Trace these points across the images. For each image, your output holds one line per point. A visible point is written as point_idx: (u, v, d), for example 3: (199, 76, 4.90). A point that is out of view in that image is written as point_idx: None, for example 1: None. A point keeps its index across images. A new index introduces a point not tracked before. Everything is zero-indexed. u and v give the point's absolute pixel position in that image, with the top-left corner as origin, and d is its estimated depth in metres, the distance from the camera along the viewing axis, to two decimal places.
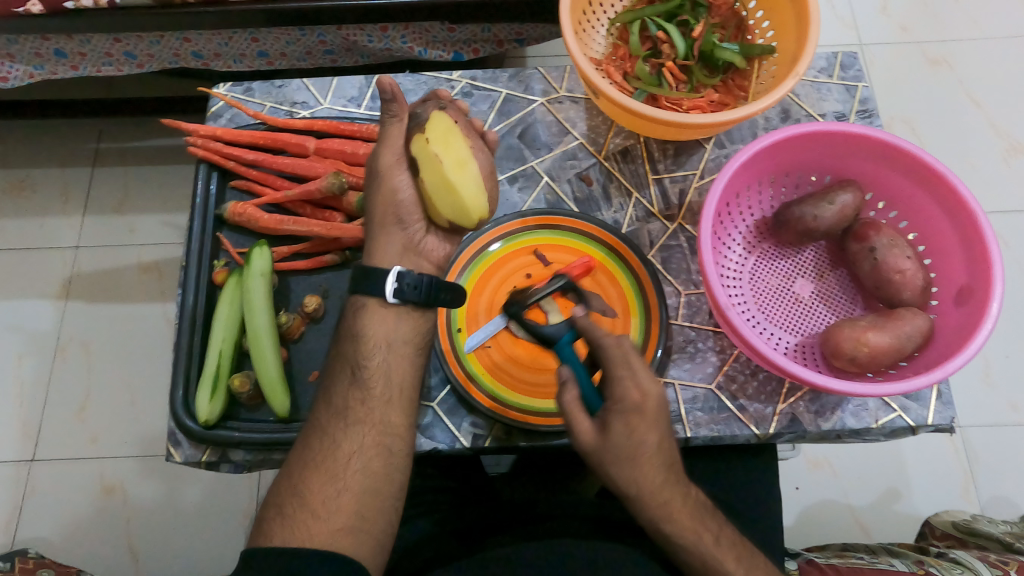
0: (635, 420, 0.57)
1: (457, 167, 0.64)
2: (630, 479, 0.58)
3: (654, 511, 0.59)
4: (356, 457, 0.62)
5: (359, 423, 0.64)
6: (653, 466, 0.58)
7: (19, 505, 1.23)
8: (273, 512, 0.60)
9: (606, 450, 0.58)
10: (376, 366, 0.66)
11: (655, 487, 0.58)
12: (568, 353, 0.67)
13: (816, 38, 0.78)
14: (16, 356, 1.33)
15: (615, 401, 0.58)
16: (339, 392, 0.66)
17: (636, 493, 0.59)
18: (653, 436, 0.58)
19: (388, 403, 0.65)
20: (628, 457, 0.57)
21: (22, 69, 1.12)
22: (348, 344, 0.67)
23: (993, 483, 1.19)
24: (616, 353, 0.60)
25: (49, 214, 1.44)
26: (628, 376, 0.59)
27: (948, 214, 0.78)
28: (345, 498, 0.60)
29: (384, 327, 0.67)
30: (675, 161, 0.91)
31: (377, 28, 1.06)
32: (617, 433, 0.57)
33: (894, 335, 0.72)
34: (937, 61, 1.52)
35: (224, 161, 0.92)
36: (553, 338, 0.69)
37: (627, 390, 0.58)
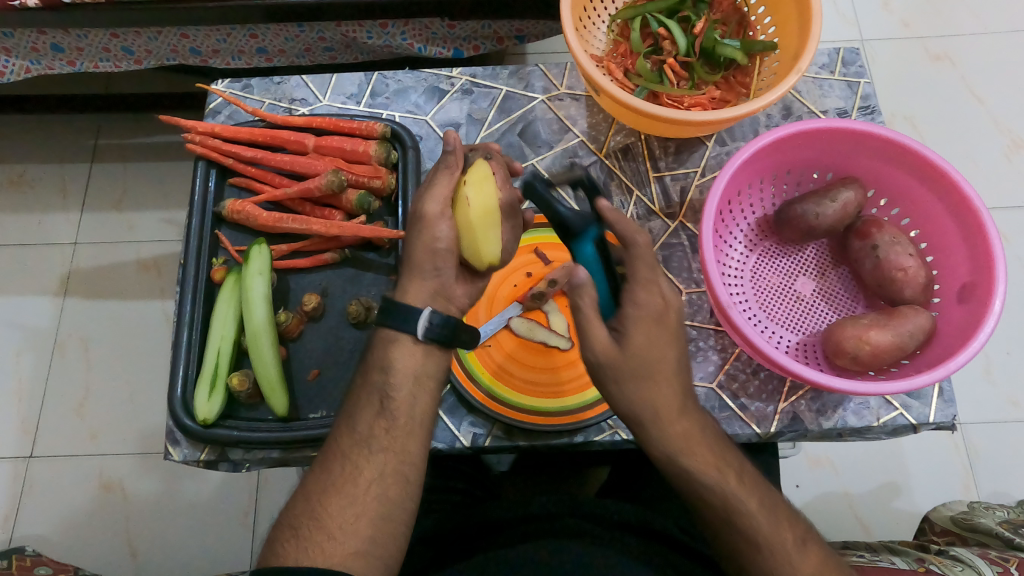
0: (656, 328, 0.57)
1: (482, 213, 0.63)
2: (648, 397, 0.57)
3: (672, 442, 0.58)
4: (376, 484, 0.60)
5: (382, 451, 0.61)
6: (670, 384, 0.57)
7: (17, 502, 1.23)
8: (287, 533, 0.59)
9: (625, 360, 0.56)
10: (403, 399, 0.62)
11: (671, 406, 0.57)
12: (588, 250, 0.62)
13: (819, 36, 0.78)
14: (14, 352, 1.33)
15: (636, 308, 0.57)
16: (364, 419, 0.62)
17: (650, 411, 0.57)
18: (672, 351, 0.58)
19: (412, 434, 0.62)
20: (647, 370, 0.57)
21: (18, 63, 1.12)
22: (375, 373, 0.63)
23: (992, 479, 1.19)
24: (645, 256, 0.59)
25: (47, 210, 1.43)
26: (653, 283, 0.59)
27: (951, 211, 0.77)
28: (361, 522, 0.58)
29: (412, 360, 0.63)
30: (676, 159, 0.90)
31: (376, 24, 1.05)
32: (636, 342, 0.57)
33: (896, 334, 0.71)
34: (938, 57, 1.51)
35: (223, 158, 0.91)
36: (579, 228, 0.62)
37: (648, 298, 0.58)
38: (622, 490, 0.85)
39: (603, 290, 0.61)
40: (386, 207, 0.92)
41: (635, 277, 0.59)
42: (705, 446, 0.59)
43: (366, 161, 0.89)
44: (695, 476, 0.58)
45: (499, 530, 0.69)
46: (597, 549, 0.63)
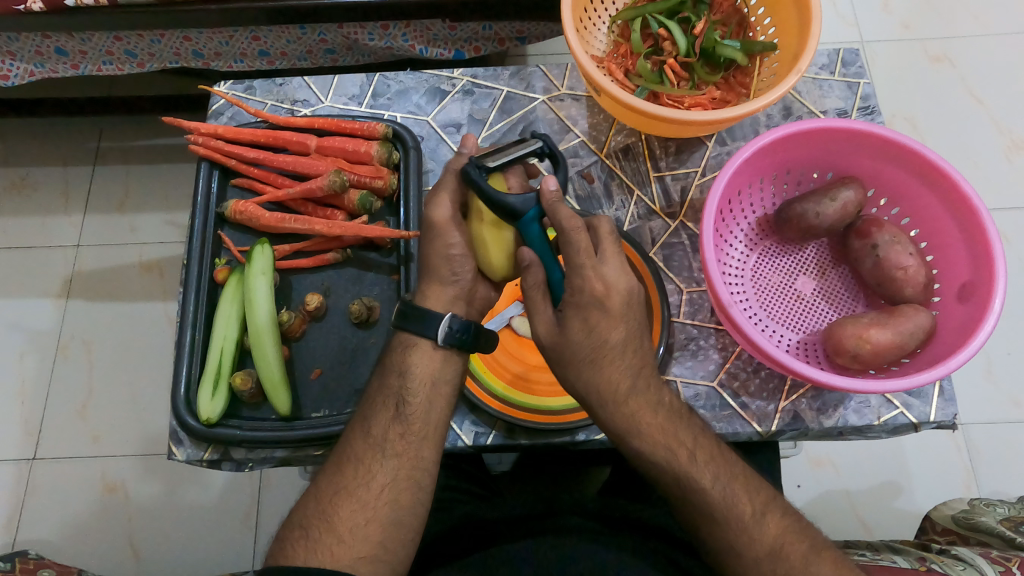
0: (594, 314, 0.59)
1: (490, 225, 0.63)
2: (590, 380, 0.60)
3: (620, 421, 0.61)
4: (388, 489, 0.60)
5: (395, 456, 0.61)
6: (615, 365, 0.60)
7: (19, 504, 1.23)
8: (297, 533, 0.60)
9: (563, 345, 0.60)
10: (420, 404, 0.63)
11: (616, 387, 0.60)
12: (532, 232, 0.60)
13: (818, 35, 0.78)
14: (17, 354, 1.33)
15: (573, 294, 0.59)
16: (379, 423, 0.63)
17: (594, 392, 0.61)
18: (616, 330, 0.60)
19: (426, 439, 0.63)
20: (587, 354, 0.60)
21: (23, 67, 1.12)
22: (393, 377, 0.64)
23: (994, 479, 1.19)
24: (578, 241, 0.59)
25: (50, 213, 1.44)
26: (590, 268, 0.59)
27: (951, 210, 0.78)
28: (371, 527, 0.58)
29: (431, 365, 0.64)
30: (677, 159, 0.90)
31: (377, 26, 1.06)
32: (574, 329, 0.59)
33: (896, 332, 0.72)
34: (938, 58, 1.51)
35: (226, 159, 0.92)
36: (518, 210, 0.59)
37: (585, 282, 0.59)
38: (623, 489, 0.85)
39: (554, 273, 0.61)
40: (387, 207, 0.92)
41: (570, 262, 0.59)
42: (657, 424, 0.61)
43: (368, 161, 0.90)
44: (645, 455, 0.60)
45: (503, 529, 0.69)
46: (600, 548, 0.63)
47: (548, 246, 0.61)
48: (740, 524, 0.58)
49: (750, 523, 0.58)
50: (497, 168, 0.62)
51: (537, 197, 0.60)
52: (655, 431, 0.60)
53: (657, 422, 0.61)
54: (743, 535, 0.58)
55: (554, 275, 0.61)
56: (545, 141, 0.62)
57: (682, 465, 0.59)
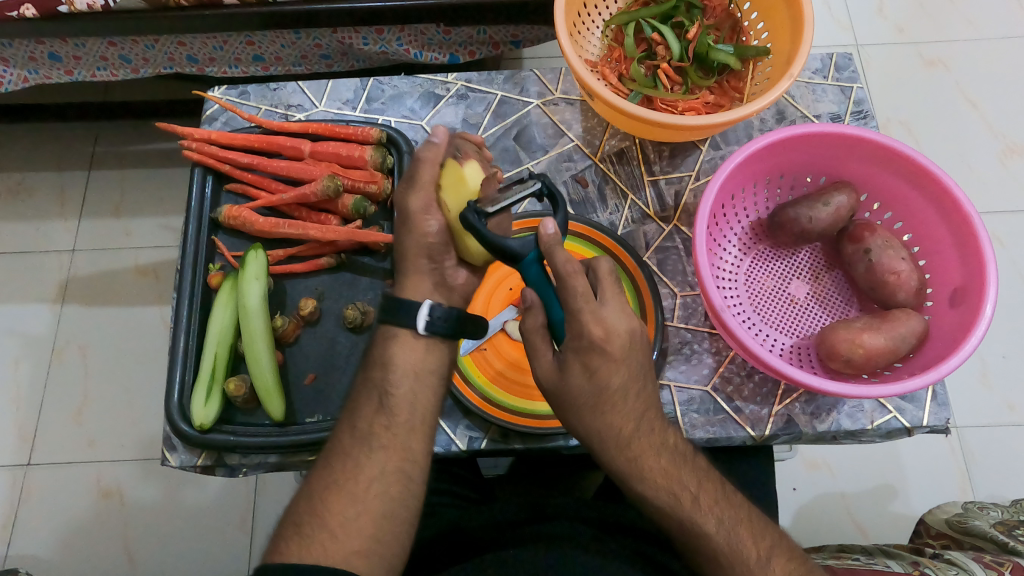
0: (594, 359, 0.58)
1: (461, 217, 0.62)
2: (592, 425, 0.60)
3: (624, 466, 0.60)
4: (377, 482, 0.60)
5: (382, 449, 0.61)
6: (619, 410, 0.59)
7: (15, 509, 1.23)
8: (290, 530, 0.59)
9: (563, 389, 0.60)
10: (403, 394, 0.63)
11: (618, 431, 0.60)
12: (533, 273, 0.59)
13: (811, 40, 0.78)
14: (12, 360, 1.33)
15: (573, 339, 0.58)
16: (364, 416, 0.63)
17: (596, 436, 0.60)
18: (618, 375, 0.59)
19: (413, 430, 0.62)
20: (589, 400, 0.59)
21: (17, 73, 1.12)
22: (376, 369, 0.64)
23: (989, 482, 1.19)
24: (577, 286, 0.57)
25: (45, 219, 1.44)
26: (591, 312, 0.57)
27: (943, 215, 0.78)
28: (362, 521, 0.58)
29: (413, 355, 0.63)
30: (671, 163, 0.91)
31: (372, 30, 1.06)
32: (575, 376, 0.59)
33: (888, 337, 0.72)
34: (933, 62, 1.52)
35: (220, 165, 0.92)
36: (517, 254, 0.58)
37: (586, 328, 0.57)
38: (619, 492, 0.85)
39: (554, 312, 0.59)
40: (381, 212, 0.92)
41: (569, 307, 0.57)
42: (660, 467, 0.60)
43: (362, 166, 0.90)
44: (648, 498, 0.60)
45: (498, 535, 0.69)
46: (591, 550, 0.64)
47: (549, 285, 0.59)
48: (729, 523, 0.60)
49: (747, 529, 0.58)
50: (496, 213, 0.60)
51: (536, 239, 0.59)
52: (658, 475, 0.60)
53: (660, 466, 0.60)
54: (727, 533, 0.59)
55: (555, 315, 0.60)
56: (543, 182, 0.60)
57: (684, 511, 0.59)
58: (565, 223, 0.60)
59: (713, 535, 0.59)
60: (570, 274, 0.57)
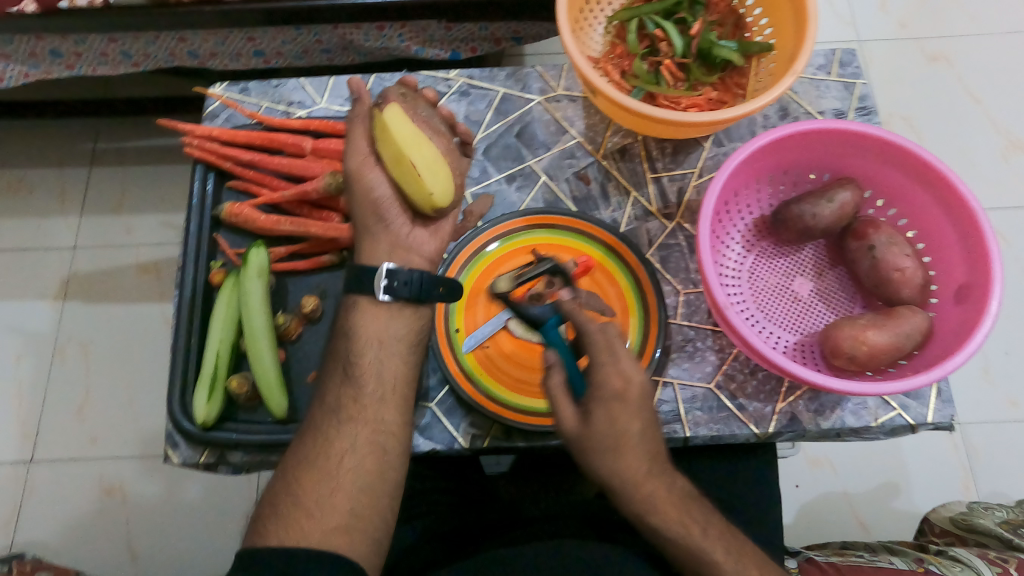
0: (616, 406, 0.59)
1: (395, 163, 0.63)
2: (612, 469, 0.59)
3: (639, 505, 0.60)
4: (349, 454, 0.60)
5: (351, 421, 0.62)
6: (636, 453, 0.59)
7: (18, 506, 1.23)
8: (267, 512, 0.59)
9: (587, 437, 0.59)
10: (369, 362, 0.64)
11: (636, 473, 0.59)
12: (553, 337, 0.66)
13: (814, 36, 0.78)
14: (14, 357, 1.33)
15: (595, 389, 0.60)
16: (332, 390, 0.64)
17: (614, 481, 0.59)
18: (637, 423, 0.59)
19: (382, 400, 0.63)
20: (610, 444, 0.59)
21: (18, 69, 1.12)
22: (341, 343, 0.65)
23: (992, 479, 1.19)
24: (598, 340, 0.61)
25: (46, 215, 1.43)
26: (610, 362, 0.60)
27: (948, 212, 0.77)
28: (337, 496, 0.59)
29: (376, 323, 0.65)
30: (673, 160, 0.90)
31: (374, 27, 1.06)
32: (598, 421, 0.59)
33: (893, 334, 0.71)
34: (935, 57, 1.51)
35: (221, 161, 0.92)
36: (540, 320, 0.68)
37: (608, 376, 0.59)
38: None
39: (572, 368, 0.63)
40: None
41: (591, 359, 0.61)
42: (672, 503, 0.60)
43: None
44: (661, 531, 0.59)
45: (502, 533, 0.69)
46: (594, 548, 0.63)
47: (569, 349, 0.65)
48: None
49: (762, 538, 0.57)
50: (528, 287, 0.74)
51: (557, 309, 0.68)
52: (670, 507, 0.60)
53: (672, 501, 0.60)
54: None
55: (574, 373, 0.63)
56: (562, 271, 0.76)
57: (695, 540, 0.59)
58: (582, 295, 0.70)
59: (721, 564, 0.58)
60: (594, 330, 0.61)
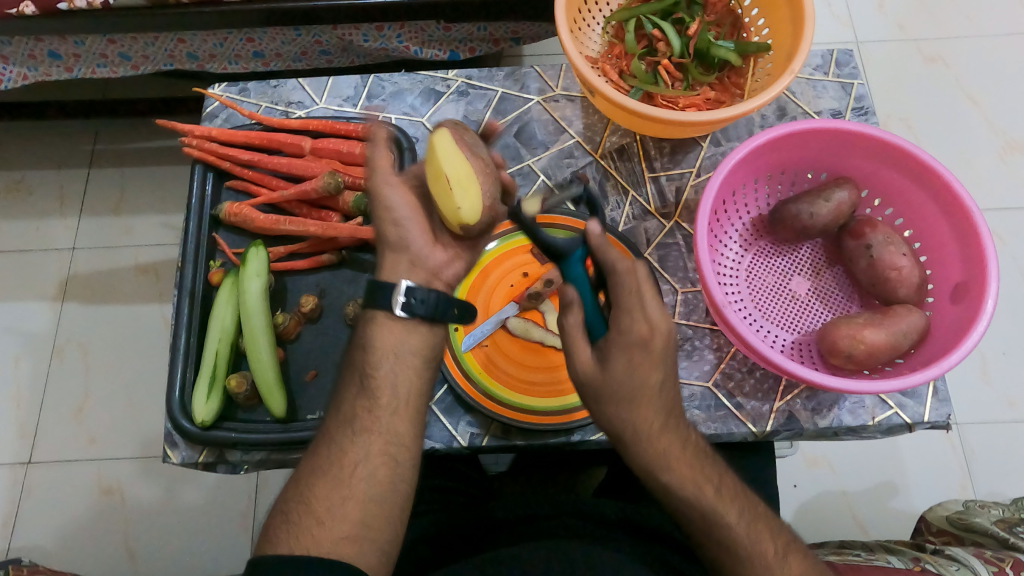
0: (638, 353, 0.58)
1: (432, 177, 0.62)
2: (626, 418, 0.58)
3: (652, 461, 0.59)
4: (362, 465, 0.59)
5: (366, 432, 0.61)
6: (653, 405, 0.58)
7: (16, 507, 1.23)
8: (278, 518, 0.59)
9: (604, 382, 0.58)
10: (384, 375, 0.62)
11: (651, 425, 0.59)
12: (576, 272, 0.63)
13: (811, 36, 0.78)
14: (13, 358, 1.33)
15: (619, 334, 0.58)
16: (348, 399, 0.63)
17: (628, 431, 0.59)
18: (657, 374, 0.58)
19: (396, 413, 0.62)
20: (626, 392, 0.58)
21: (17, 70, 1.12)
22: (358, 352, 0.64)
23: (989, 478, 1.19)
24: (628, 283, 0.60)
25: (44, 216, 1.44)
26: (638, 309, 0.58)
27: (944, 212, 0.78)
28: (349, 506, 0.58)
29: (392, 337, 0.63)
30: (672, 160, 0.91)
31: (373, 27, 1.06)
32: (618, 367, 0.58)
33: (890, 333, 0.72)
34: (932, 58, 1.52)
35: (220, 162, 0.92)
36: (564, 251, 0.63)
37: (634, 322, 0.58)
38: (620, 489, 0.85)
39: (594, 313, 0.62)
40: None
41: (619, 303, 0.59)
42: (687, 463, 0.59)
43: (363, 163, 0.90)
44: (675, 491, 0.59)
45: (501, 532, 0.69)
46: (595, 548, 0.63)
47: (590, 286, 0.63)
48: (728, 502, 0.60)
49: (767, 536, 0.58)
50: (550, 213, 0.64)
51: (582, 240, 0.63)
52: (683, 467, 0.59)
53: (686, 462, 0.59)
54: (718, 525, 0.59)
55: (593, 315, 0.62)
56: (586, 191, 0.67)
57: (708, 504, 0.59)
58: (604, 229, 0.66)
59: (734, 526, 0.59)
60: (623, 271, 0.60)
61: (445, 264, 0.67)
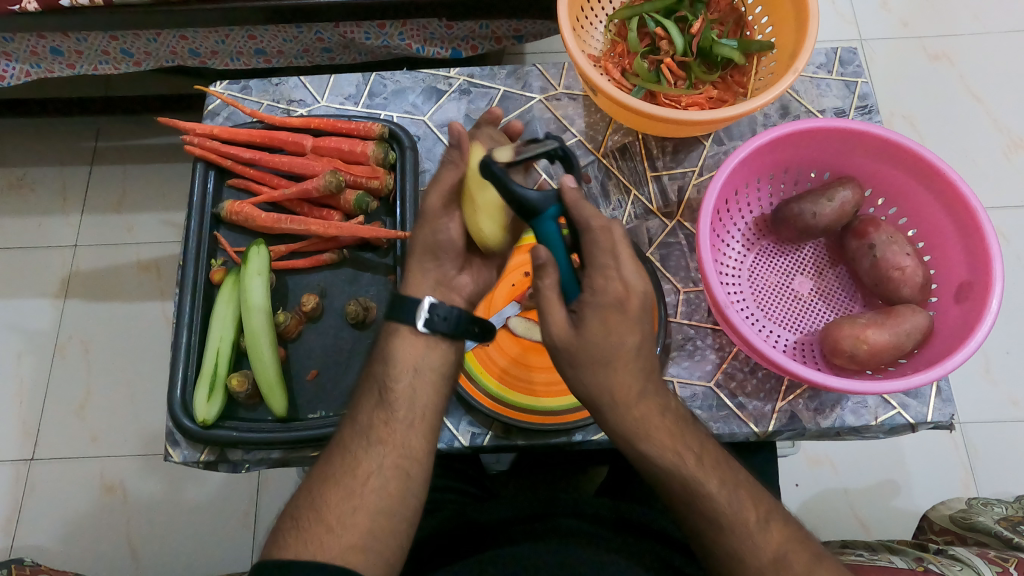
0: (613, 315, 0.58)
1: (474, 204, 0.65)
2: (603, 382, 0.59)
3: (629, 426, 0.60)
4: (376, 476, 0.60)
5: (380, 443, 0.61)
6: (629, 368, 0.59)
7: (18, 505, 1.23)
8: (287, 524, 0.59)
9: (580, 346, 0.58)
10: (403, 389, 0.63)
11: (627, 389, 0.59)
12: (549, 230, 0.58)
13: (815, 34, 0.78)
14: (15, 355, 1.33)
15: (594, 295, 0.58)
16: (365, 411, 0.63)
17: (605, 395, 0.59)
18: (632, 336, 0.59)
19: (411, 426, 0.62)
20: (602, 356, 0.58)
21: (19, 67, 1.12)
22: (377, 365, 0.65)
23: (992, 477, 1.19)
24: (603, 241, 0.58)
25: (47, 214, 1.44)
26: (612, 269, 0.58)
27: (948, 211, 0.77)
28: (358, 515, 0.58)
29: (413, 352, 0.64)
30: (674, 158, 0.90)
31: (374, 25, 1.06)
32: (593, 330, 0.58)
33: (893, 333, 0.72)
34: (937, 56, 1.51)
35: (222, 159, 0.92)
36: (538, 207, 0.57)
37: (607, 283, 0.58)
38: (622, 488, 0.85)
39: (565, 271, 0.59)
40: (384, 207, 0.92)
41: (593, 263, 0.58)
42: (665, 429, 0.60)
43: (365, 162, 0.90)
44: (653, 458, 0.60)
45: (502, 532, 0.69)
46: (597, 549, 0.63)
47: (563, 243, 0.59)
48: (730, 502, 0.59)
49: (756, 523, 0.59)
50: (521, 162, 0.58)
51: (557, 193, 0.58)
52: (662, 433, 0.60)
53: (665, 426, 0.60)
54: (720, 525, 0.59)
55: (567, 275, 0.59)
56: (560, 142, 0.59)
57: (688, 470, 0.59)
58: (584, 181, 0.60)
59: (715, 494, 0.59)
60: (598, 228, 0.58)
61: (446, 265, 0.67)
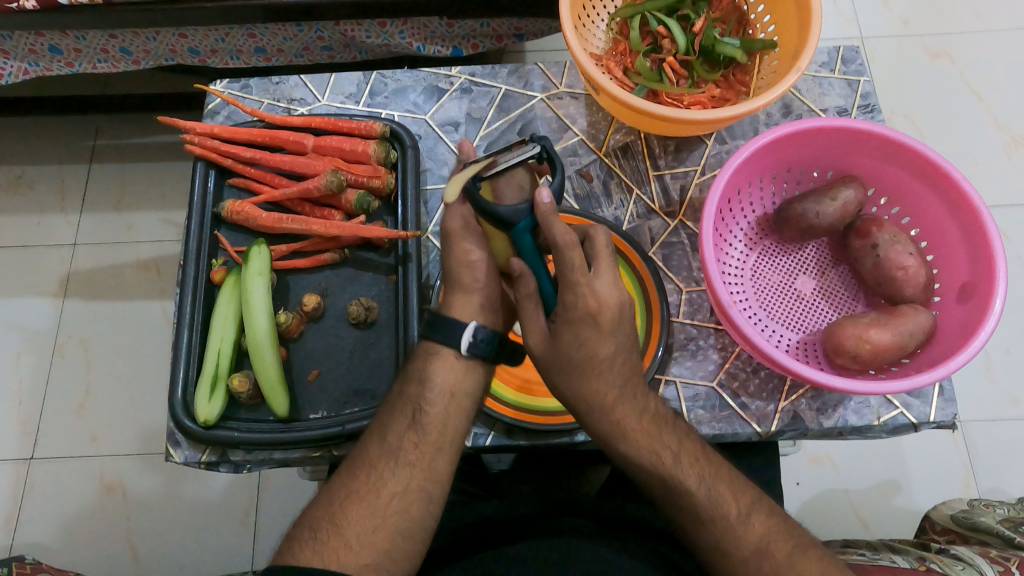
0: (585, 329, 0.59)
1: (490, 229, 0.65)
2: (579, 389, 0.61)
3: (607, 430, 0.62)
4: (399, 498, 0.60)
5: (408, 466, 0.61)
6: (604, 377, 0.61)
7: (18, 504, 1.23)
8: (306, 534, 0.59)
9: (554, 357, 0.61)
10: (438, 412, 0.63)
11: (602, 396, 0.61)
12: (525, 242, 0.61)
13: (818, 34, 0.77)
14: (14, 354, 1.33)
15: (565, 310, 0.59)
16: (395, 430, 0.63)
17: (582, 403, 0.62)
18: (605, 345, 0.60)
19: (441, 450, 0.62)
20: (575, 365, 0.60)
21: (17, 65, 1.11)
22: (413, 385, 0.64)
23: (993, 476, 1.19)
24: (572, 258, 0.58)
25: (46, 212, 1.43)
26: (582, 284, 0.59)
27: (952, 209, 0.77)
28: (379, 535, 0.58)
29: (452, 377, 0.64)
30: (676, 158, 0.90)
31: (375, 23, 1.05)
32: (566, 343, 0.60)
33: (896, 333, 0.71)
34: (938, 54, 1.51)
35: (222, 159, 0.91)
36: (510, 221, 0.60)
37: (579, 298, 0.59)
38: (624, 487, 0.84)
39: (545, 285, 0.62)
40: (385, 207, 0.91)
41: (565, 278, 0.59)
42: (643, 433, 0.62)
43: (366, 161, 0.89)
44: (630, 460, 0.62)
45: (504, 532, 0.69)
46: (600, 549, 0.63)
47: (540, 256, 0.61)
48: (733, 504, 0.59)
49: (736, 516, 0.59)
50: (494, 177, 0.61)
51: (530, 206, 0.60)
52: (640, 435, 0.62)
53: (643, 428, 0.62)
54: (729, 525, 0.58)
55: (547, 288, 0.62)
56: (543, 146, 0.61)
57: (666, 469, 0.61)
58: (561, 189, 0.60)
59: (694, 491, 0.60)
60: (565, 246, 0.58)
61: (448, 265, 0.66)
